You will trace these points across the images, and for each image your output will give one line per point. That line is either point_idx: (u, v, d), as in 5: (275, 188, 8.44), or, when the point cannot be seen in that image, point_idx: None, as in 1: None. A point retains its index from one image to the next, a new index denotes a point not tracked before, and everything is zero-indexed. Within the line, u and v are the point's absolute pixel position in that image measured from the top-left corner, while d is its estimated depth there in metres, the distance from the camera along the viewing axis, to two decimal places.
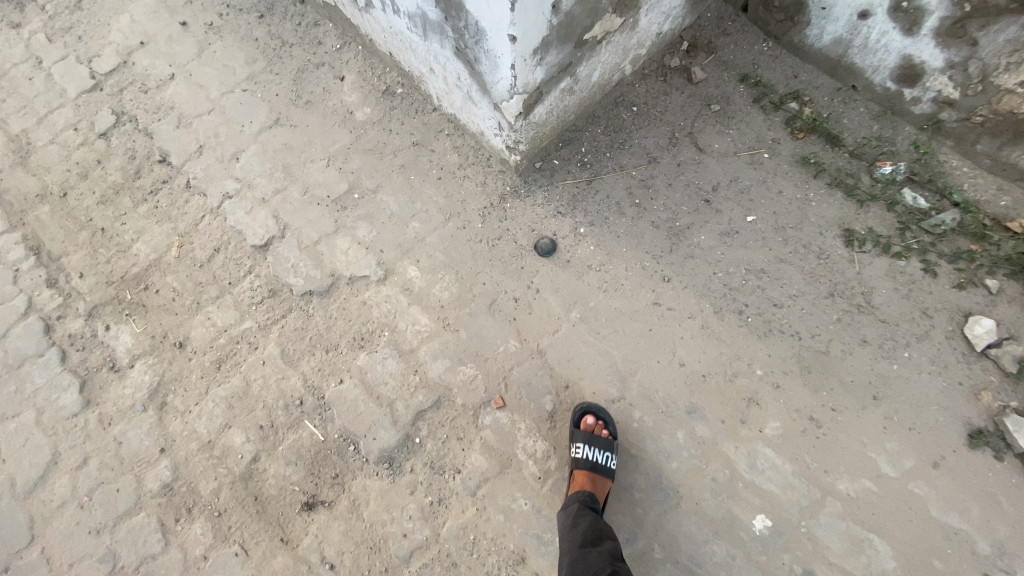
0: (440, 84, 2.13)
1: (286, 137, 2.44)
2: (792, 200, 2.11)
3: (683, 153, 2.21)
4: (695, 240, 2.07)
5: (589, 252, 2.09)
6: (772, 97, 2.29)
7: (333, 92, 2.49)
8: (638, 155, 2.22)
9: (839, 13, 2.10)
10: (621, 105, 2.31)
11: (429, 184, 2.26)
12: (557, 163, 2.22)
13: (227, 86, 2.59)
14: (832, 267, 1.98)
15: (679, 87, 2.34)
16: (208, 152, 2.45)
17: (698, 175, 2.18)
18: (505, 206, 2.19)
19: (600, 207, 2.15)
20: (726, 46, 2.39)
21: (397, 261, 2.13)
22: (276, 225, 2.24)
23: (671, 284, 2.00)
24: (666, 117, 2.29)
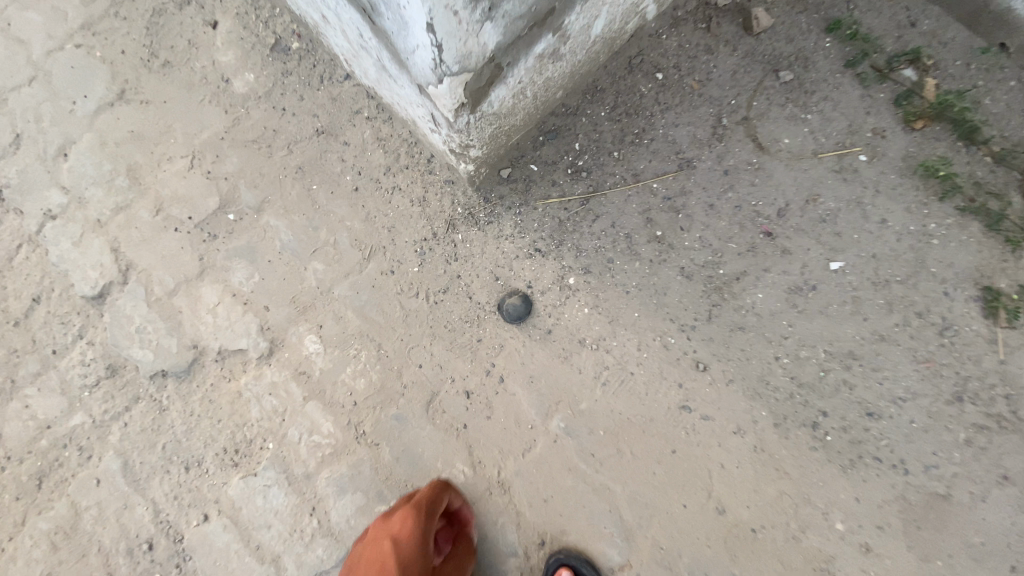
0: (342, 41, 1.29)
1: (136, 122, 1.63)
2: (903, 234, 1.33)
3: (734, 155, 1.39)
4: (751, 301, 1.31)
5: (581, 317, 1.32)
6: (877, 59, 1.44)
7: (201, 49, 1.64)
8: (663, 156, 1.39)
9: None
10: (638, 70, 1.44)
11: (337, 197, 1.45)
12: (536, 168, 1.40)
13: (52, 38, 1.70)
14: (962, 351, 1.26)
15: (730, 39, 1.47)
16: (26, 145, 1.65)
17: (754, 191, 1.37)
18: (456, 237, 1.39)
19: (600, 240, 1.35)
20: None
21: (288, 327, 1.39)
22: (116, 264, 1.50)
23: (711, 375, 1.27)
24: (708, 91, 1.44)
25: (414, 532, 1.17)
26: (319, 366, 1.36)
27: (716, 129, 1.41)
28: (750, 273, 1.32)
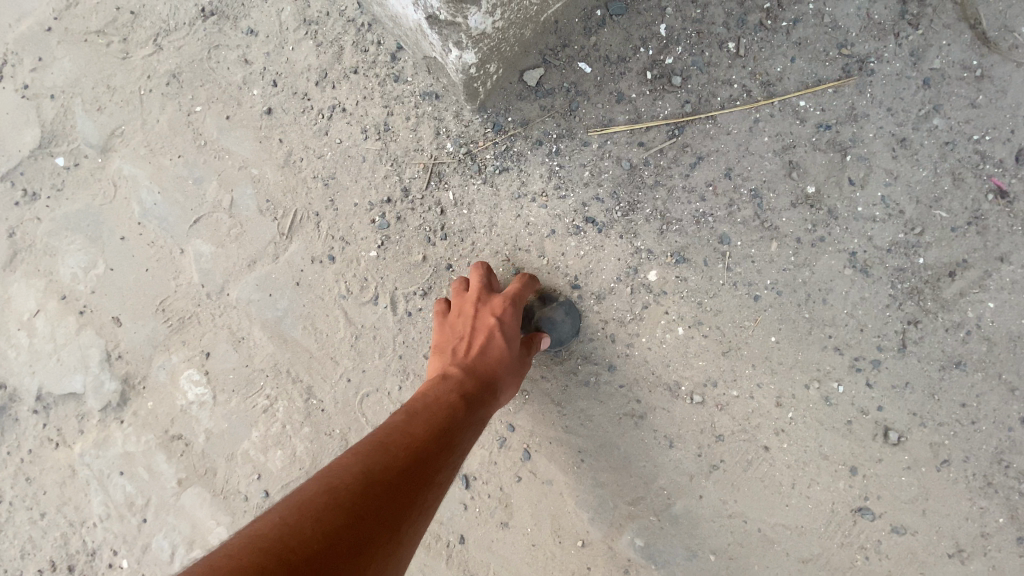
0: None
1: None
2: None
3: (937, 55, 0.71)
4: (974, 317, 0.71)
5: (669, 346, 0.76)
6: None
7: None
8: (819, 49, 0.73)
9: None
10: None
11: (237, 126, 0.83)
12: (588, 68, 0.75)
13: None
14: None
15: None
16: None
17: (991, 114, 0.70)
18: (444, 195, 0.79)
19: (706, 203, 0.75)
20: None
21: (153, 356, 0.83)
22: None
23: (909, 455, 0.72)
24: None
25: (512, 311, 0.68)
26: (203, 430, 0.83)
27: (902, 6, 0.71)
28: (974, 264, 0.71)
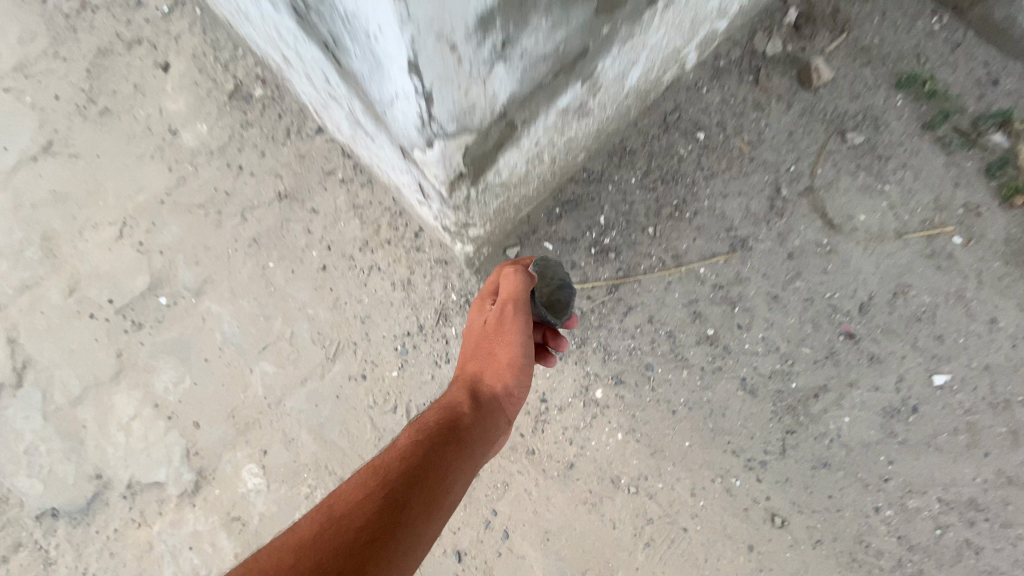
0: (308, 88, 0.99)
1: (57, 178, 1.36)
2: (1017, 336, 1.05)
3: (790, 241, 1.09)
4: (836, 428, 1.00)
5: (612, 448, 1.02)
6: (959, 120, 1.20)
7: (148, 93, 1.38)
8: (711, 233, 1.09)
9: None
10: (675, 128, 1.15)
11: (299, 279, 1.14)
12: (551, 247, 1.09)
13: None
14: None
15: (785, 98, 1.21)
16: None
17: (829, 280, 1.07)
18: (448, 330, 1.08)
19: (637, 342, 1.04)
20: (868, 19, 1.26)
21: (223, 453, 1.09)
22: (10, 361, 1.18)
23: (792, 535, 1.00)
24: (762, 154, 1.16)
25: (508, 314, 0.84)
26: (257, 513, 1.07)
27: (762, 210, 1.12)
28: (832, 387, 1.02)
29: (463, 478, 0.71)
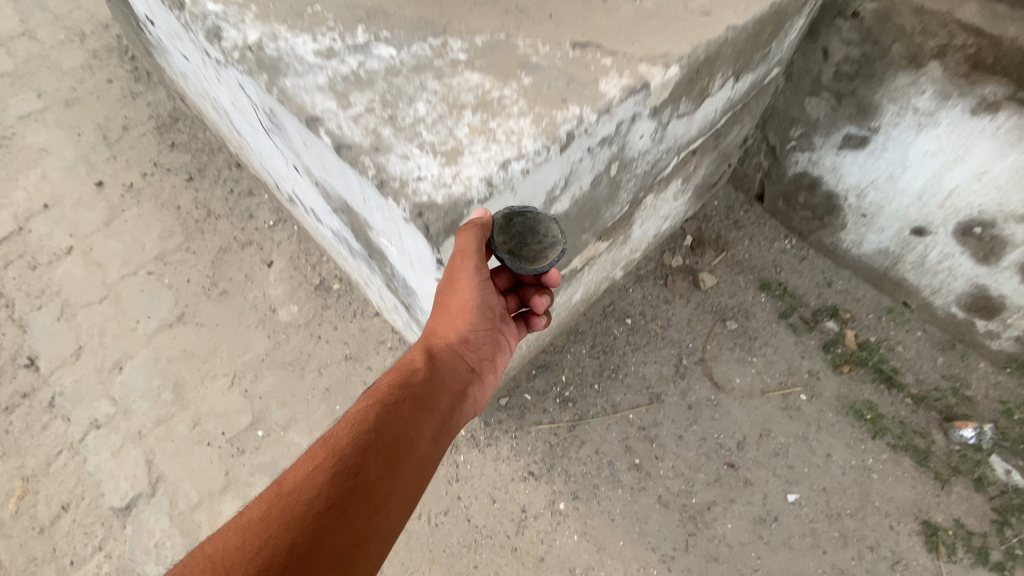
0: (378, 299, 1.63)
1: (186, 341, 1.94)
2: (846, 468, 1.56)
3: (689, 397, 1.65)
4: (722, 532, 1.49)
5: (571, 545, 1.48)
6: (802, 311, 1.80)
7: (256, 281, 2.04)
8: (636, 390, 1.67)
9: (886, 223, 1.66)
10: (610, 316, 1.79)
11: None
12: (529, 397, 1.65)
13: (130, 266, 2.18)
14: None
15: (685, 294, 1.84)
16: (87, 357, 1.95)
17: (715, 424, 1.61)
18: (458, 457, 1.58)
19: (586, 467, 1.56)
20: (738, 241, 1.93)
21: None
22: (148, 475, 1.71)
23: None
24: (670, 334, 1.76)
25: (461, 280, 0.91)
26: None
27: (670, 374, 1.69)
28: (718, 502, 1.52)
29: (419, 427, 0.90)
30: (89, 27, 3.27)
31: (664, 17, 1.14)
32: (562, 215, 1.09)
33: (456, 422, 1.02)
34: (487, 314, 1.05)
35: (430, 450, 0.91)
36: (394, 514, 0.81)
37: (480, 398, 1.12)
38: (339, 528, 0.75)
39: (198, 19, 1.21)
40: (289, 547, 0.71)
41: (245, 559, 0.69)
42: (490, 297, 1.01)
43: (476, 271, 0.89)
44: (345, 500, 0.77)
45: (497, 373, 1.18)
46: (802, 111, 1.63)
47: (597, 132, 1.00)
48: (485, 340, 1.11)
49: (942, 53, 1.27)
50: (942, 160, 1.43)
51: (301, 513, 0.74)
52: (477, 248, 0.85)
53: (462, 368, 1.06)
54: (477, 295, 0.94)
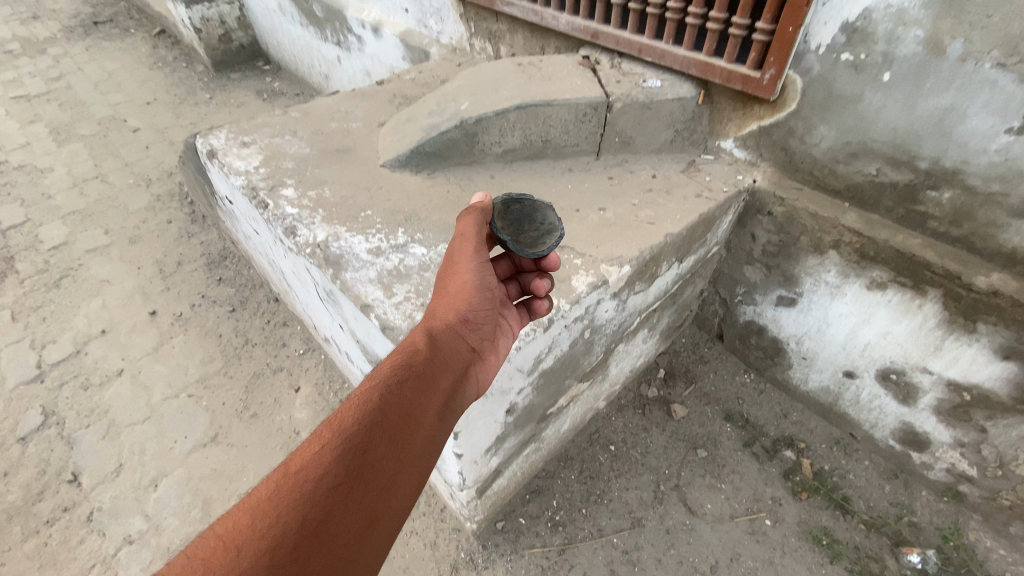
0: None
1: (217, 460, 2.23)
2: None
3: (665, 521, 1.85)
4: None
5: None
6: (763, 440, 2.05)
7: (284, 405, 2.40)
8: (620, 514, 1.87)
9: (822, 365, 1.97)
10: (595, 443, 2.04)
11: None
12: (523, 520, 1.86)
13: (173, 388, 2.49)
14: None
15: (660, 422, 2.11)
16: (126, 474, 2.19)
17: (691, 548, 1.80)
18: None
19: None
20: (705, 375, 2.25)
21: None
22: None
23: None
24: (648, 460, 2.00)
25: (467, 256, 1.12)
26: None
27: (648, 499, 1.91)
28: None
29: (426, 401, 0.88)
30: (156, 175, 3.82)
31: (620, 225, 1.61)
32: (547, 373, 1.44)
33: (462, 402, 0.99)
34: (485, 295, 1.11)
35: (438, 428, 0.88)
36: (404, 492, 0.79)
37: (489, 377, 1.10)
38: (348, 507, 0.72)
39: (280, 218, 1.66)
40: (298, 527, 0.67)
41: (257, 536, 0.65)
42: (486, 276, 1.12)
43: (475, 251, 1.12)
44: (354, 477, 0.74)
45: (504, 354, 1.16)
46: (743, 274, 2.03)
47: (571, 314, 1.37)
48: (488, 319, 1.12)
49: (838, 245, 1.67)
50: (854, 320, 1.78)
51: (308, 493, 0.70)
52: (477, 230, 1.15)
53: (466, 347, 1.04)
54: (477, 273, 1.11)
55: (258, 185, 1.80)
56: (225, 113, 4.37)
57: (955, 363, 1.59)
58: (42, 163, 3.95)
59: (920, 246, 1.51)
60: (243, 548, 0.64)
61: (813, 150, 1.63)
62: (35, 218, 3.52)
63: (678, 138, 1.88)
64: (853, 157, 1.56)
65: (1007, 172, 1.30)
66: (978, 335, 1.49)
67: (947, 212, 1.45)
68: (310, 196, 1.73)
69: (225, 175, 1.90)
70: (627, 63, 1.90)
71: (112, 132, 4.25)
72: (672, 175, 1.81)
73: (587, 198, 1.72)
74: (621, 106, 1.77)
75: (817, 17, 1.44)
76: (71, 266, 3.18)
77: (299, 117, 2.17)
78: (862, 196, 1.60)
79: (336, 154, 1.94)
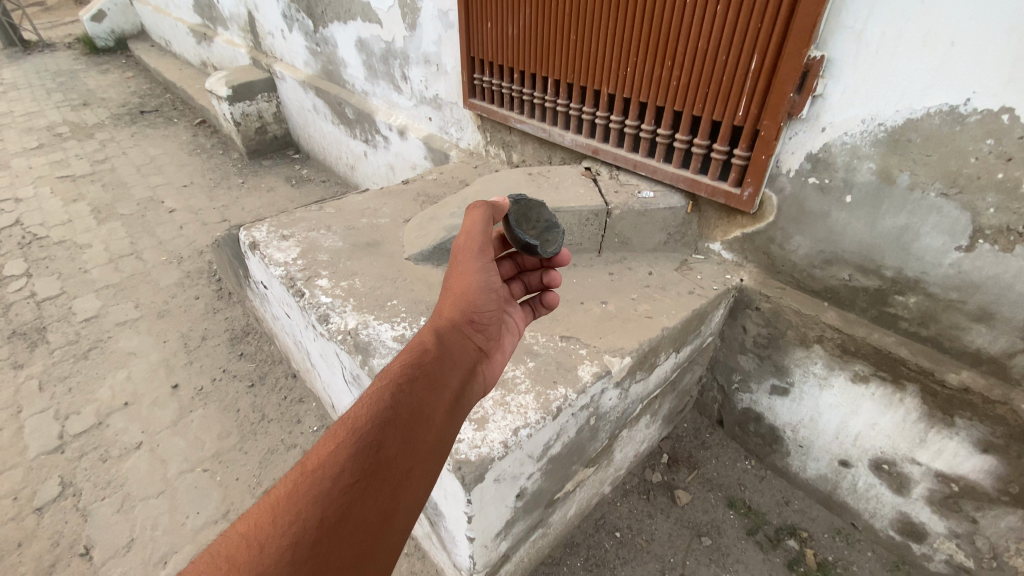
0: None
1: None
2: None
3: None
4: None
5: None
6: (766, 529, 2.08)
7: None
8: None
9: (818, 453, 2.05)
10: (601, 529, 2.09)
11: None
12: None
13: (189, 463, 2.57)
14: None
15: (664, 508, 2.15)
16: (136, 550, 2.23)
17: None
18: None
19: None
20: (707, 460, 2.31)
21: None
22: None
23: None
24: (653, 547, 2.03)
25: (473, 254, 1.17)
26: None
27: None
28: None
29: (435, 398, 0.92)
30: (187, 253, 4.05)
31: (620, 318, 1.78)
32: (554, 458, 1.54)
33: (466, 400, 1.03)
34: (489, 297, 1.16)
35: (446, 426, 0.92)
36: (415, 491, 0.83)
37: (489, 377, 1.15)
38: (364, 502, 0.76)
39: (315, 306, 1.84)
40: (319, 521, 0.71)
41: (276, 533, 0.68)
42: (490, 279, 1.17)
43: (480, 254, 1.17)
44: (371, 474, 0.77)
45: (504, 357, 1.22)
46: (738, 363, 2.17)
47: (577, 403, 1.50)
48: (491, 321, 1.17)
49: (822, 340, 1.82)
50: (844, 410, 1.89)
51: (324, 490, 0.73)
52: (483, 225, 1.20)
53: (470, 348, 1.09)
54: (483, 272, 1.15)
55: (296, 275, 2.00)
56: (256, 197, 4.72)
57: (941, 455, 1.67)
58: (82, 238, 4.21)
59: (894, 344, 1.66)
60: (266, 544, 0.67)
61: (791, 255, 1.83)
62: (70, 290, 3.69)
63: (672, 240, 2.11)
64: (828, 263, 1.75)
65: (962, 282, 1.47)
66: (957, 428, 1.59)
67: (915, 314, 1.60)
68: (343, 286, 1.93)
69: (266, 264, 2.11)
70: (625, 175, 2.18)
71: (150, 211, 4.55)
72: (668, 273, 2.01)
73: (591, 293, 1.91)
74: (620, 213, 2.01)
75: (786, 148, 1.69)
76: (101, 338, 3.30)
77: (333, 213, 2.43)
78: (838, 297, 1.77)
79: (366, 247, 2.16)
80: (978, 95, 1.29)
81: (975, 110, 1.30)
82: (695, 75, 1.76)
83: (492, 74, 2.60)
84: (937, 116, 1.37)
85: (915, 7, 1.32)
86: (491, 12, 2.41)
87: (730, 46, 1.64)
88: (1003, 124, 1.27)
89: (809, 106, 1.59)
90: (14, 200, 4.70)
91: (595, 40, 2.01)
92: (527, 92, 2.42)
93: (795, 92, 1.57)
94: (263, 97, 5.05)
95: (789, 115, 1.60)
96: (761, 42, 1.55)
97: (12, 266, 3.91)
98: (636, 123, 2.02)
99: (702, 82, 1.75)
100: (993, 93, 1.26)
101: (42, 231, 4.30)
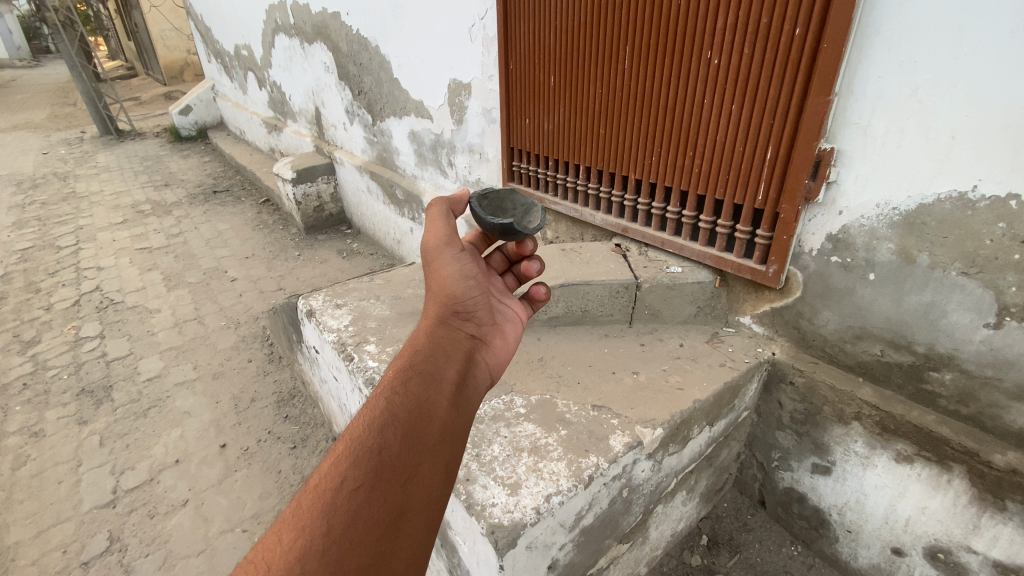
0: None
1: None
2: None
3: None
4: None
5: None
6: None
7: None
8: None
9: (868, 540, 1.95)
10: None
11: None
12: None
13: (230, 522, 2.65)
14: None
15: None
16: None
17: None
18: None
19: None
20: (749, 544, 2.21)
21: None
22: None
23: None
24: None
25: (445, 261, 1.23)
26: None
27: None
28: None
29: (429, 393, 0.98)
30: (244, 319, 4.34)
31: (652, 389, 1.83)
32: (586, 527, 1.55)
33: (471, 386, 1.10)
34: (467, 283, 1.23)
35: (451, 415, 0.99)
36: (430, 483, 0.89)
37: (492, 361, 1.23)
38: (374, 504, 0.81)
39: (362, 369, 1.98)
40: (326, 530, 0.76)
41: (287, 546, 0.73)
42: (464, 266, 1.25)
43: (452, 246, 1.26)
44: (377, 475, 0.83)
45: (508, 343, 1.30)
46: (776, 440, 2.13)
47: (609, 472, 1.53)
48: (479, 307, 1.25)
49: (860, 417, 1.80)
50: (891, 492, 1.82)
51: (326, 497, 0.79)
52: (446, 228, 1.27)
53: (462, 335, 1.19)
54: (456, 270, 1.23)
55: (347, 340, 2.18)
56: (310, 268, 5.09)
57: (997, 543, 1.59)
58: (153, 303, 4.60)
59: (935, 422, 1.64)
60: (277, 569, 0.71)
61: (821, 330, 1.87)
62: (137, 351, 3.99)
63: (701, 313, 2.19)
64: (858, 338, 1.78)
65: (996, 359, 1.48)
66: (1011, 513, 1.53)
67: (953, 392, 1.60)
68: (389, 352, 2.08)
69: (321, 330, 2.31)
70: (654, 250, 2.31)
71: (215, 280, 4.96)
72: (699, 345, 2.07)
73: (622, 364, 1.97)
74: (649, 286, 2.12)
75: (806, 228, 1.80)
76: (160, 397, 3.51)
77: (382, 284, 2.65)
78: (873, 372, 1.78)
79: (411, 316, 2.33)
80: (985, 181, 1.38)
81: (984, 196, 1.39)
82: (715, 161, 1.93)
83: (530, 162, 2.87)
84: (948, 201, 1.46)
85: (913, 105, 1.46)
86: (530, 109, 2.72)
87: (746, 140, 1.81)
88: (1012, 209, 1.35)
89: (823, 192, 1.71)
90: (98, 269, 5.23)
91: (623, 136, 2.25)
92: (561, 177, 2.66)
93: (809, 179, 1.70)
94: (323, 179, 5.59)
95: (806, 200, 1.72)
96: (774, 136, 1.72)
97: (89, 328, 4.29)
98: (662, 205, 2.18)
99: (721, 170, 1.92)
100: (999, 180, 1.35)
101: (118, 297, 4.73)
